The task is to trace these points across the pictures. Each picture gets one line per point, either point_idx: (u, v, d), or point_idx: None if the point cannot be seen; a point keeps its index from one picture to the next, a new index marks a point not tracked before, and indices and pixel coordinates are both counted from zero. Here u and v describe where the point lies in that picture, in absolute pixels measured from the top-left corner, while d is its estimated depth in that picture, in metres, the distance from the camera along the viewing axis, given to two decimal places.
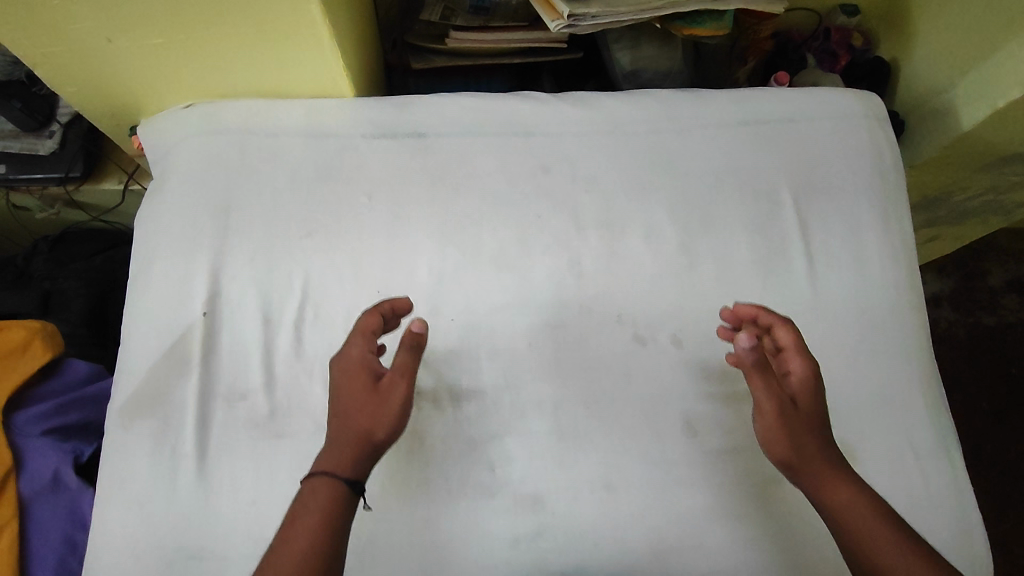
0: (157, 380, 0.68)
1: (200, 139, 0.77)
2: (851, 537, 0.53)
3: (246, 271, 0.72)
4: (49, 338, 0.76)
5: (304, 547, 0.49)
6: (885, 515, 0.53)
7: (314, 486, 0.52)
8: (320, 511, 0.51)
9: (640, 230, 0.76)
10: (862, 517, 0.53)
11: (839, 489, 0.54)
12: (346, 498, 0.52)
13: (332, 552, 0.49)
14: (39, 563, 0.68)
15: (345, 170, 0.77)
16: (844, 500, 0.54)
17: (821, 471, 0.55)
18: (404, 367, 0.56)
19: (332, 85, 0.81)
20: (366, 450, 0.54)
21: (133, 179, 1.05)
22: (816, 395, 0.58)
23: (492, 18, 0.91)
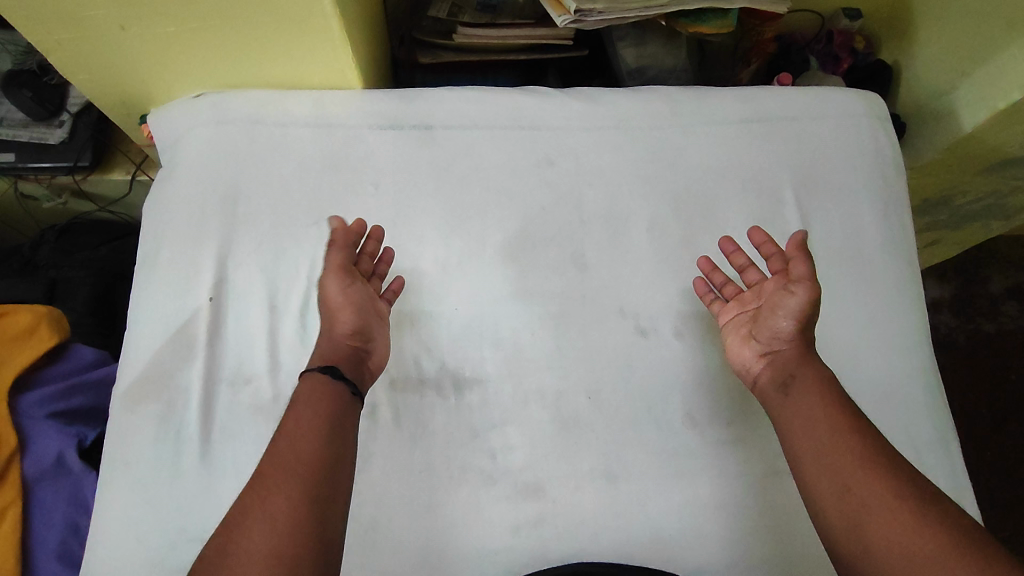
0: (162, 363, 0.68)
1: (210, 127, 0.78)
2: (803, 419, 0.57)
3: (252, 257, 0.73)
4: (55, 322, 0.77)
5: (313, 429, 0.54)
6: (839, 403, 0.58)
7: (308, 380, 0.58)
8: (324, 400, 0.57)
9: (643, 223, 0.77)
10: (816, 401, 0.58)
11: (806, 370, 0.60)
12: (341, 406, 0.57)
13: (337, 439, 0.55)
14: (41, 545, 0.68)
15: (352, 161, 0.78)
16: (806, 384, 0.59)
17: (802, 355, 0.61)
18: (348, 270, 0.65)
19: (340, 77, 0.82)
20: (331, 347, 0.62)
21: (141, 170, 1.06)
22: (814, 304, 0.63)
23: (499, 15, 0.92)
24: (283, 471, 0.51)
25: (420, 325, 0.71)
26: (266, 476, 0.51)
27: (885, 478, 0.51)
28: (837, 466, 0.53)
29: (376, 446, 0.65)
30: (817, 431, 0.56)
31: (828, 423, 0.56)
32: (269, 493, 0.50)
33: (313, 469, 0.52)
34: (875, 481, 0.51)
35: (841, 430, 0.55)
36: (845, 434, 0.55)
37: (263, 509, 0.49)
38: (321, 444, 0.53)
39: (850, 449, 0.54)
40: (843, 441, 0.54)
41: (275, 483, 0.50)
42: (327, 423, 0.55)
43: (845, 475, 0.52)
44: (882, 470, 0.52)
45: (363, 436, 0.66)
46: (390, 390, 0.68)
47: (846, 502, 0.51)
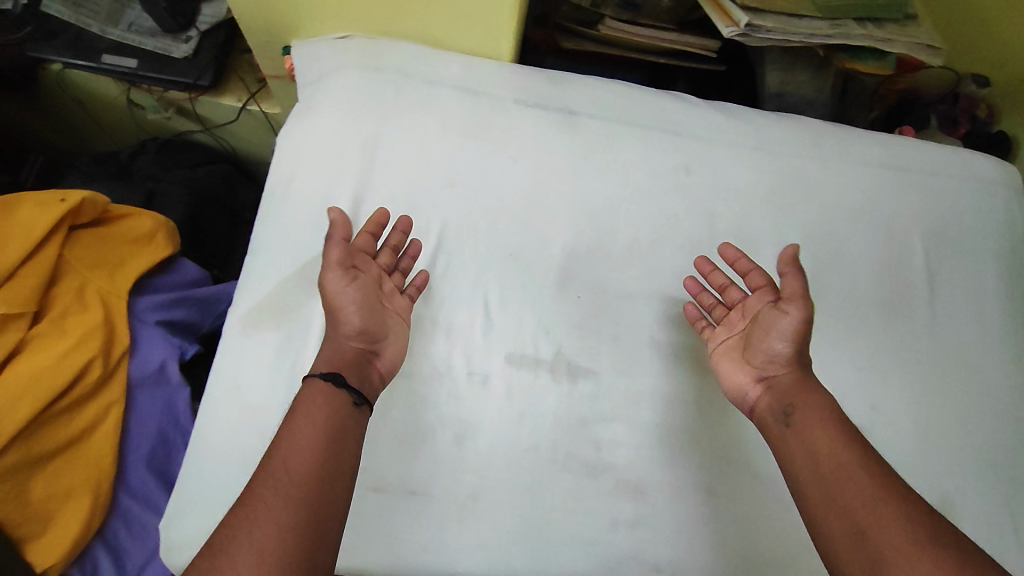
0: (286, 294, 0.69)
1: (358, 71, 0.79)
2: (816, 481, 0.52)
3: (386, 208, 0.73)
4: (169, 235, 0.78)
5: (305, 443, 0.51)
6: (865, 459, 0.51)
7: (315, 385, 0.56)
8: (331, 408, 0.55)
9: (771, 249, 0.76)
10: (823, 432, 0.54)
11: (823, 433, 0.54)
12: (342, 406, 0.55)
13: (329, 449, 0.52)
14: (135, 447, 0.69)
15: (494, 131, 0.78)
16: (818, 441, 0.53)
17: (795, 390, 0.58)
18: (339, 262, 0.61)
19: (492, 46, 0.83)
20: (340, 347, 0.60)
21: (253, 99, 1.06)
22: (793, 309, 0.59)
23: (637, 14, 0.92)
24: (275, 491, 0.48)
25: (541, 307, 0.71)
26: (252, 502, 0.47)
27: (903, 514, 0.47)
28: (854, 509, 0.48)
29: (485, 416, 0.66)
30: (838, 500, 0.49)
31: (852, 488, 0.49)
32: (254, 518, 0.46)
33: (307, 487, 0.49)
34: (893, 517, 0.46)
35: (852, 462, 0.51)
36: (845, 465, 0.51)
37: (256, 536, 0.45)
38: (317, 463, 0.51)
39: (865, 480, 0.49)
40: (857, 473, 0.50)
41: (265, 508, 0.47)
42: (325, 433, 0.53)
43: (878, 552, 0.45)
44: (897, 504, 0.47)
45: (475, 405, 0.66)
46: (507, 363, 0.68)
47: (866, 534, 0.47)
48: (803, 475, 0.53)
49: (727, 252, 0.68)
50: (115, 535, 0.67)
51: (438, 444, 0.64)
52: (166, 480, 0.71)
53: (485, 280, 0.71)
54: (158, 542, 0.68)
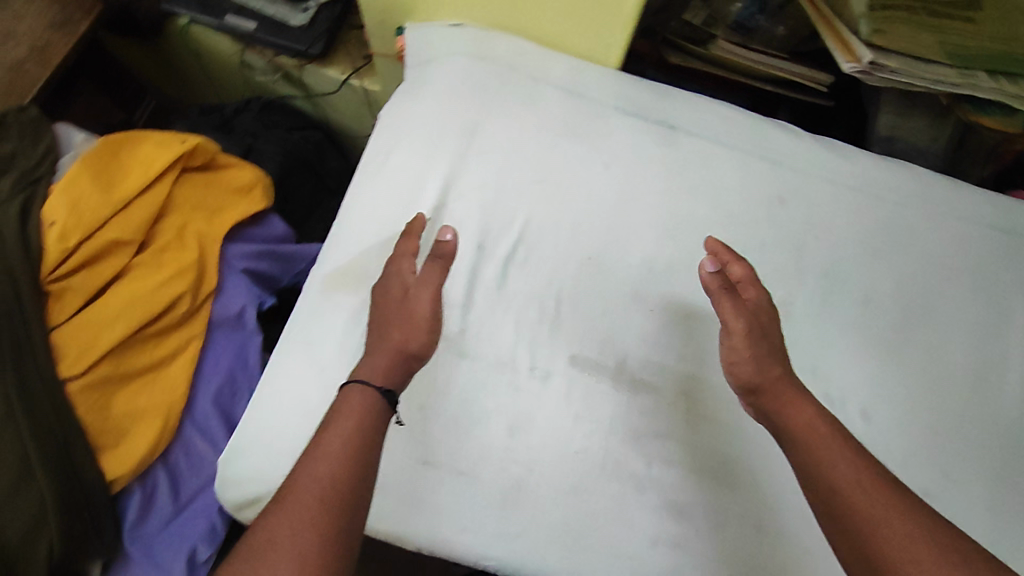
0: (368, 261, 0.72)
1: (467, 59, 0.82)
2: (810, 480, 0.49)
3: (475, 194, 0.75)
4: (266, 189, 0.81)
5: (336, 453, 0.48)
6: (851, 448, 0.49)
7: (350, 396, 0.53)
8: (361, 415, 0.52)
9: (858, 294, 0.73)
10: (832, 441, 0.50)
11: (833, 443, 0.49)
12: (378, 413, 0.52)
13: (359, 459, 0.49)
14: (204, 383, 0.73)
15: (590, 134, 0.78)
16: (807, 437, 0.51)
17: (781, 391, 0.55)
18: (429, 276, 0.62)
19: (601, 51, 0.83)
20: (404, 363, 0.57)
21: (357, 75, 1.10)
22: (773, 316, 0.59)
23: (748, 39, 0.96)
24: (297, 505, 0.45)
25: (612, 314, 0.71)
26: (275, 514, 0.45)
27: (926, 531, 0.44)
28: (870, 527, 0.45)
29: (541, 410, 0.67)
30: (842, 497, 0.46)
31: (871, 503, 0.45)
32: (278, 540, 0.44)
33: (333, 503, 0.46)
34: (914, 534, 0.43)
35: (867, 472, 0.47)
36: (859, 475, 0.47)
37: (276, 555, 0.43)
38: (344, 474, 0.48)
39: (882, 492, 0.46)
40: (871, 486, 0.46)
41: (288, 519, 0.44)
42: (351, 442, 0.49)
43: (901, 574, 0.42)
44: (916, 520, 0.44)
45: (533, 398, 0.67)
46: (570, 363, 0.69)
47: (882, 555, 0.43)
48: (801, 479, 0.50)
49: (705, 279, 0.61)
50: (175, 460, 0.72)
51: (491, 430, 0.65)
52: (227, 420, 0.74)
53: (560, 279, 0.73)
54: (212, 474, 0.72)
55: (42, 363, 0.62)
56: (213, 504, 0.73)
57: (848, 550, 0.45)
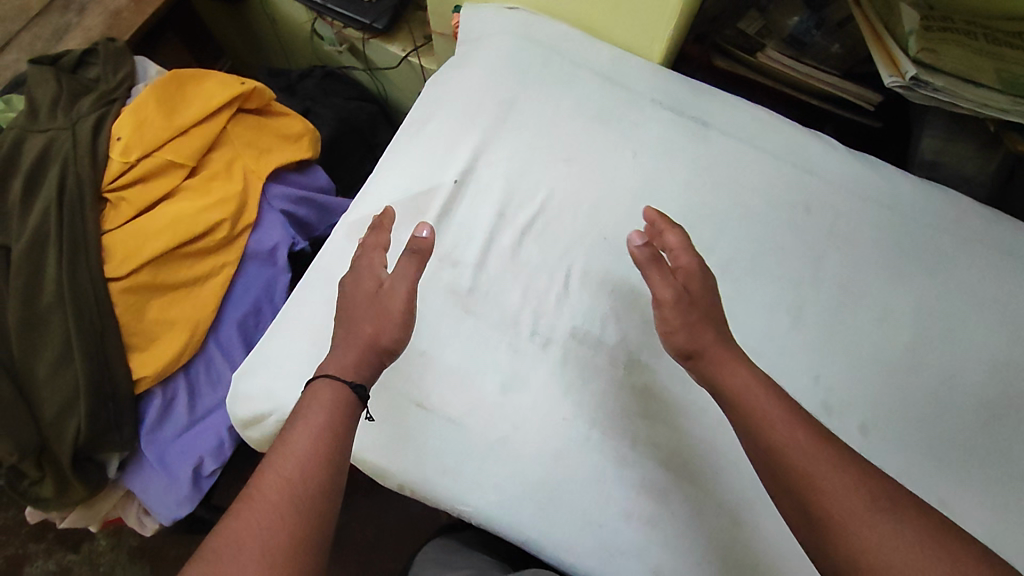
0: (394, 214, 0.76)
1: (514, 37, 0.84)
2: (753, 438, 0.52)
3: (502, 164, 0.78)
4: (313, 142, 0.87)
5: (306, 447, 0.52)
6: (786, 406, 0.52)
7: (320, 387, 0.56)
8: (328, 410, 0.55)
9: (874, 310, 0.71)
10: (768, 397, 0.53)
11: (768, 398, 0.53)
12: (348, 406, 0.56)
13: (326, 453, 0.52)
14: (232, 309, 0.78)
15: (622, 122, 0.80)
16: (750, 397, 0.53)
17: (720, 354, 0.57)
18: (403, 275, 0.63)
19: (646, 43, 0.85)
20: (374, 357, 0.59)
21: (416, 52, 1.16)
22: (709, 278, 0.62)
23: (801, 54, 0.94)
24: (266, 496, 0.49)
25: (619, 295, 0.73)
26: (247, 505, 0.49)
27: (857, 472, 0.48)
28: (807, 475, 0.48)
29: (536, 374, 0.69)
30: (783, 453, 0.49)
31: (811, 451, 0.49)
32: (251, 527, 0.47)
33: (303, 492, 0.50)
34: (845, 472, 0.48)
35: (799, 422, 0.51)
36: (796, 427, 0.51)
37: (249, 542, 0.47)
38: (312, 467, 0.51)
39: (817, 442, 0.50)
40: (805, 438, 0.50)
41: (260, 509, 0.48)
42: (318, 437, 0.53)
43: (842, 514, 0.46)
44: (848, 464, 0.48)
45: (531, 361, 0.70)
46: (571, 335, 0.71)
47: (819, 501, 0.47)
48: (745, 439, 0.53)
49: (633, 253, 0.63)
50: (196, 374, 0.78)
51: (484, 385, 0.68)
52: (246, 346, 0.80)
53: (573, 255, 0.75)
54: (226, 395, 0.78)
55: (93, 261, 0.68)
56: (223, 422, 0.80)
57: (791, 501, 0.49)
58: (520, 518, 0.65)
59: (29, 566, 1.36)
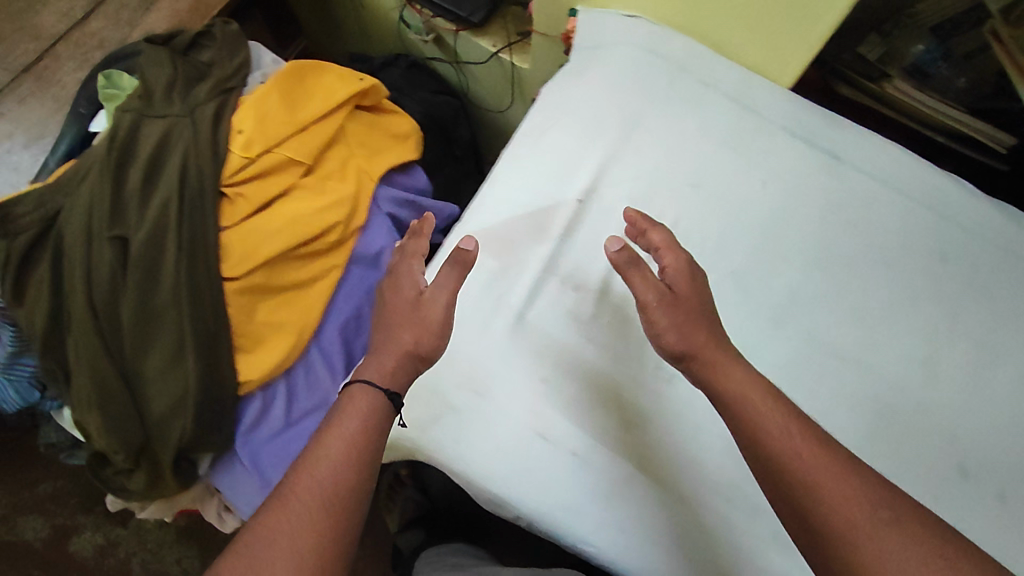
0: (514, 229, 0.73)
1: (639, 51, 0.81)
2: (755, 453, 0.51)
3: (627, 185, 0.75)
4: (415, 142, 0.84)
5: (340, 450, 0.52)
6: (791, 419, 0.51)
7: (353, 392, 0.56)
8: (362, 413, 0.55)
9: (1014, 370, 0.68)
10: (769, 407, 0.52)
11: (768, 406, 0.52)
12: (382, 408, 0.56)
13: (360, 456, 0.53)
14: (336, 313, 0.76)
15: (752, 150, 0.77)
16: (749, 408, 0.53)
17: (713, 354, 0.56)
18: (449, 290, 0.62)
19: (778, 68, 0.81)
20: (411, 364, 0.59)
21: (508, 49, 1.11)
22: (697, 275, 0.62)
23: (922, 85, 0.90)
24: (296, 494, 0.50)
25: (745, 335, 0.71)
26: (280, 504, 0.49)
27: (855, 473, 0.48)
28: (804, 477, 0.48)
29: (663, 411, 0.67)
30: (789, 466, 0.49)
31: (810, 449, 0.49)
32: (285, 527, 0.48)
33: (337, 495, 0.50)
34: (847, 477, 0.48)
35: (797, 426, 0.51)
36: (799, 436, 0.50)
37: (278, 536, 0.48)
38: (344, 469, 0.52)
39: (804, 438, 0.50)
40: (797, 437, 0.50)
41: (294, 509, 0.49)
42: (352, 440, 0.53)
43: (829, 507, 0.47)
44: (849, 468, 0.48)
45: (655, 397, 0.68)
46: None
47: (807, 498, 0.47)
48: (748, 453, 0.52)
49: (611, 258, 0.61)
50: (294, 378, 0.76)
51: (609, 419, 0.66)
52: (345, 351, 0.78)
53: None
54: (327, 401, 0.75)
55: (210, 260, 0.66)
56: None
57: (790, 512, 0.48)
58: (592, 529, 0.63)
59: (77, 536, 1.40)
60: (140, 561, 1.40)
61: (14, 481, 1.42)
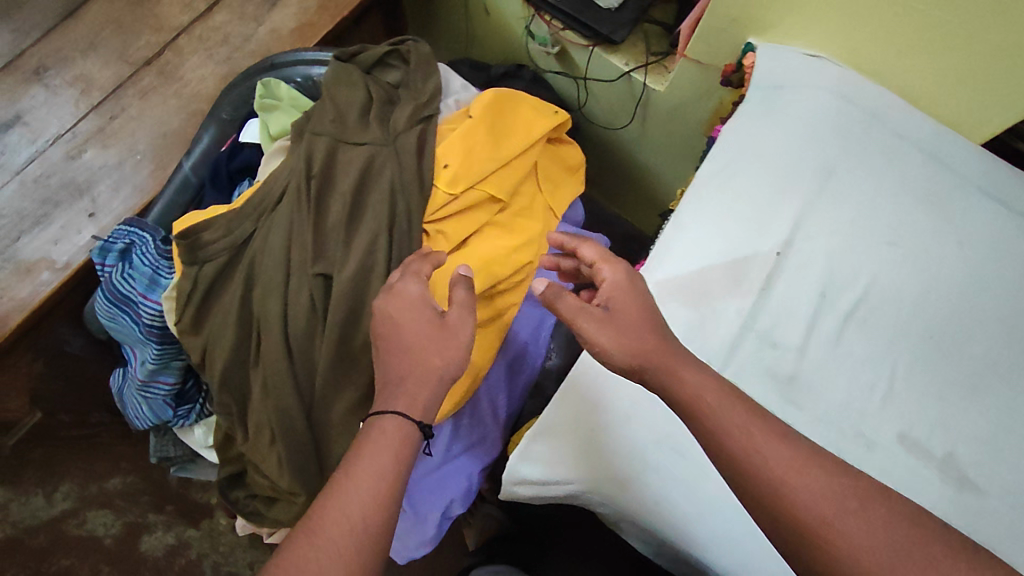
0: (708, 280, 0.72)
1: (832, 96, 0.78)
2: (717, 451, 0.54)
3: (824, 240, 0.73)
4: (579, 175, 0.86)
5: (371, 478, 0.52)
6: (744, 412, 0.55)
7: (384, 422, 0.55)
8: (389, 437, 0.55)
9: None
10: (749, 423, 0.54)
11: (752, 419, 0.54)
12: (411, 434, 0.55)
13: (393, 482, 0.52)
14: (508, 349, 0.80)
15: (948, 209, 0.74)
16: (700, 401, 0.56)
17: (665, 357, 0.59)
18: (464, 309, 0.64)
19: (969, 122, 0.82)
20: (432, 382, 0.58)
21: (644, 69, 1.05)
22: (637, 285, 0.64)
23: None
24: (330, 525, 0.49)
25: (947, 404, 0.69)
26: (314, 537, 0.48)
27: (849, 498, 0.50)
28: (797, 501, 0.50)
29: None
30: (757, 467, 0.52)
31: (814, 481, 0.51)
32: (321, 561, 0.47)
33: (369, 522, 0.50)
34: (839, 507, 0.49)
35: (779, 445, 0.53)
36: (797, 467, 0.51)
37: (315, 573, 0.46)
38: (378, 499, 0.51)
39: (806, 470, 0.51)
40: (795, 467, 0.51)
41: (328, 541, 0.48)
42: (379, 465, 0.53)
43: (824, 530, 0.49)
44: (842, 492, 0.50)
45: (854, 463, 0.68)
46: (898, 440, 0.68)
47: (802, 524, 0.49)
48: (732, 473, 0.53)
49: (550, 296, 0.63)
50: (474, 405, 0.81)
51: None
52: (508, 386, 0.84)
53: (896, 351, 0.71)
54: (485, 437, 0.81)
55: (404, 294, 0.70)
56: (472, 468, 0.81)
57: (772, 522, 0.51)
58: (720, 538, 0.65)
59: (148, 535, 1.36)
60: (211, 563, 1.36)
61: (81, 475, 1.36)
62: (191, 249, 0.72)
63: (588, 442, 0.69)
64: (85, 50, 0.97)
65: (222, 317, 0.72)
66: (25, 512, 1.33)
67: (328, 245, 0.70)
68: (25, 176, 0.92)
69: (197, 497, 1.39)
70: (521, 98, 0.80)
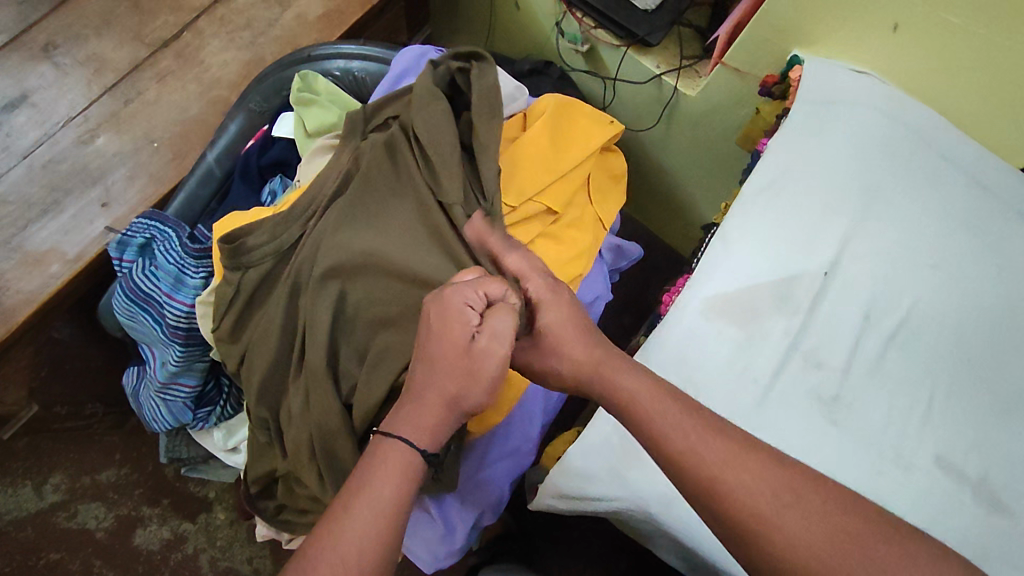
0: (753, 299, 0.73)
1: (879, 116, 0.79)
2: (654, 447, 0.54)
3: (869, 262, 0.74)
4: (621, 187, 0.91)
5: (374, 508, 0.50)
6: (683, 409, 0.54)
7: (390, 449, 0.52)
8: (391, 464, 0.52)
9: None
10: (685, 421, 0.53)
11: (675, 412, 0.54)
12: (415, 459, 0.53)
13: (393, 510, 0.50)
14: None
15: (989, 234, 0.75)
16: (639, 401, 0.55)
17: (599, 369, 0.57)
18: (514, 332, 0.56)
19: (1010, 148, 0.83)
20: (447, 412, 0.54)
21: (677, 73, 1.03)
22: (560, 297, 0.61)
23: None
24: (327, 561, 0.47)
25: (981, 429, 0.69)
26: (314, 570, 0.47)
27: (790, 495, 0.50)
28: (740, 495, 0.50)
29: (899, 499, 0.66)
30: (689, 463, 0.51)
31: (747, 474, 0.51)
32: None
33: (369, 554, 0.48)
34: (781, 505, 0.50)
35: (720, 441, 0.52)
36: (731, 464, 0.51)
37: None
38: (377, 533, 0.49)
39: (742, 466, 0.51)
40: (736, 468, 0.51)
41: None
42: (376, 494, 0.50)
43: (767, 524, 0.49)
44: (784, 491, 0.51)
45: (891, 484, 0.67)
46: (935, 462, 0.68)
47: (740, 518, 0.50)
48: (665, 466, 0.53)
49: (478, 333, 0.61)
50: (512, 419, 0.80)
51: None
52: (544, 399, 0.83)
53: (934, 374, 0.71)
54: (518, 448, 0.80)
55: None
56: (503, 476, 0.80)
57: (712, 519, 0.52)
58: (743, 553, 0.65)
59: (142, 529, 1.29)
60: (208, 558, 1.28)
61: (74, 466, 1.30)
62: (234, 253, 0.75)
63: (622, 453, 0.69)
64: (98, 27, 1.00)
65: (267, 320, 0.75)
66: (12, 504, 1.26)
67: (385, 238, 0.74)
68: (34, 160, 0.93)
69: (193, 489, 1.32)
70: (578, 113, 0.86)
